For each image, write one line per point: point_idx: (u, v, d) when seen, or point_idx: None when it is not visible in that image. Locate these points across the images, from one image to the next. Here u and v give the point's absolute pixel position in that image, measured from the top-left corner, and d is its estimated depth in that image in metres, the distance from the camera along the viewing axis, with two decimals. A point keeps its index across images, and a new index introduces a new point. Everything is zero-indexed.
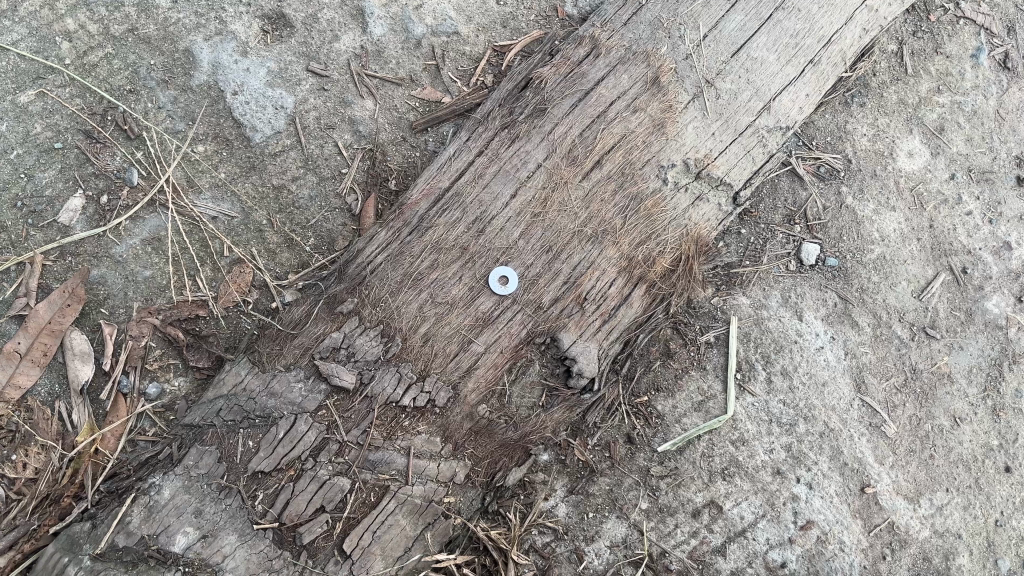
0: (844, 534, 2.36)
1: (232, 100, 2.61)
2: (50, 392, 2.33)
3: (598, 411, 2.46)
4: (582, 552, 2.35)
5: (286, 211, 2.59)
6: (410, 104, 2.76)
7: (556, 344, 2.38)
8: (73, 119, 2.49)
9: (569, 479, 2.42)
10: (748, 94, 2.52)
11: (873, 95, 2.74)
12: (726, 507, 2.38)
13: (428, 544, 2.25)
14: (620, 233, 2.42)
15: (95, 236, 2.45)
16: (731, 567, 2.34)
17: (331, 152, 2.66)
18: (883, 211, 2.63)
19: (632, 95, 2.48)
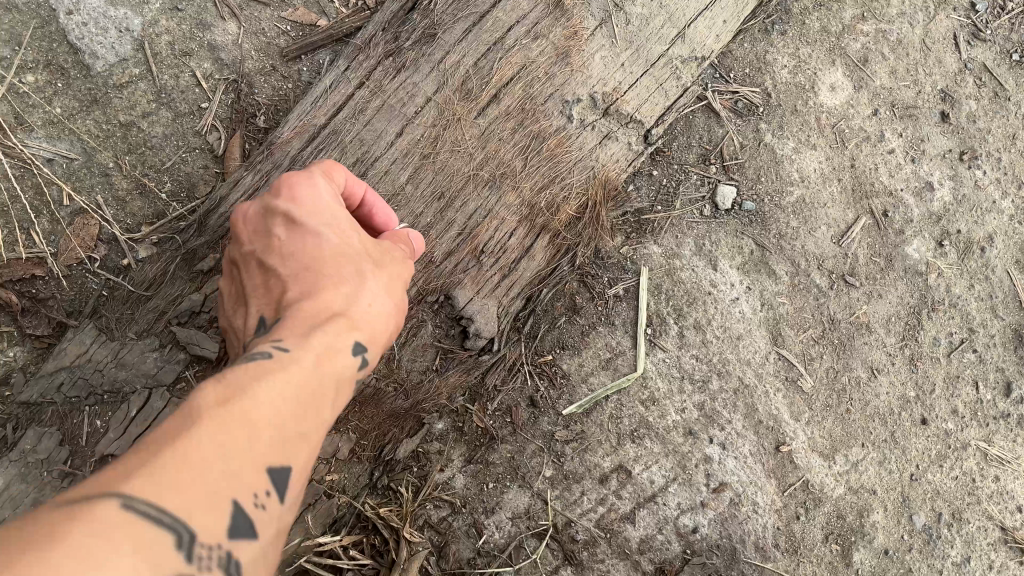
0: (757, 496, 2.26)
1: (66, 21, 2.19)
2: None
3: (499, 373, 2.23)
4: (482, 526, 2.17)
5: (136, 152, 2.23)
6: (279, 27, 2.42)
7: (450, 302, 2.16)
8: None
9: (466, 448, 2.20)
10: (661, 20, 2.27)
11: (795, 22, 2.52)
12: (636, 471, 2.23)
13: (308, 527, 2.05)
14: (519, 177, 2.18)
15: None
16: (640, 535, 2.21)
17: (188, 83, 2.30)
18: (803, 150, 2.45)
19: (533, 19, 2.19)
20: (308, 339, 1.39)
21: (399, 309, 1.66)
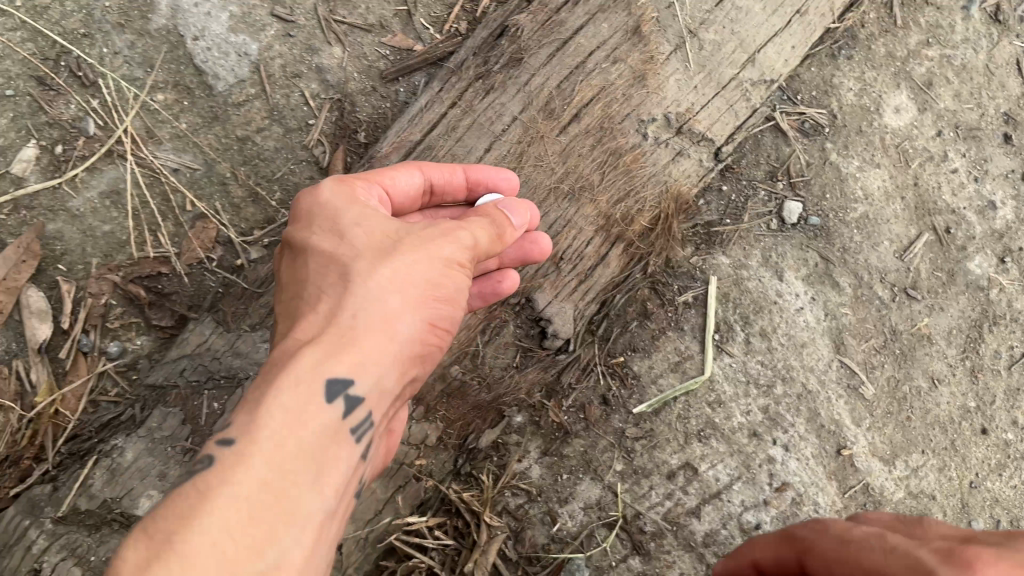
0: (819, 496, 2.36)
1: (193, 46, 2.51)
2: (7, 350, 2.31)
3: (573, 372, 2.40)
4: (556, 514, 2.32)
5: (250, 163, 2.50)
6: (379, 52, 2.63)
7: (530, 305, 2.35)
8: (25, 64, 2.44)
9: (542, 441, 2.36)
10: (732, 45, 2.43)
11: (861, 46, 2.65)
12: (701, 469, 2.37)
13: (398, 506, 2.25)
14: (597, 190, 2.35)
15: (49, 189, 2.40)
16: (704, 529, 2.34)
17: (297, 102, 2.55)
18: (867, 168, 2.58)
19: (613, 45, 2.36)
20: (271, 406, 1.40)
21: (391, 313, 1.62)
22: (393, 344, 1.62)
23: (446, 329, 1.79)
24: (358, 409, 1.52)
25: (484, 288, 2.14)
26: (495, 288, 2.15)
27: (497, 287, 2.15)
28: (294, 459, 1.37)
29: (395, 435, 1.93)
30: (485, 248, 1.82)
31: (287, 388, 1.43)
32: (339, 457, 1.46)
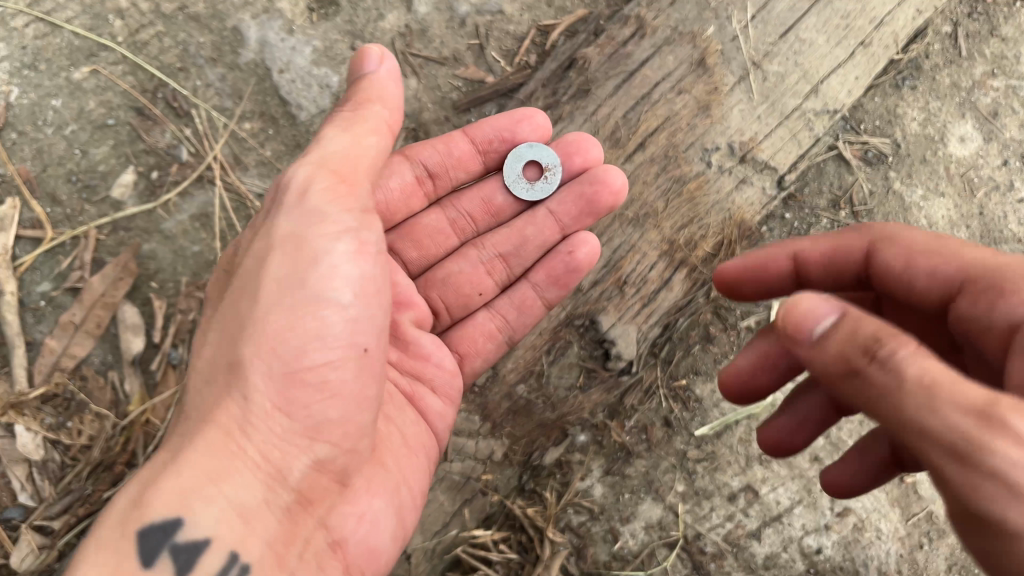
0: (880, 522, 2.40)
1: (279, 78, 2.68)
2: (103, 361, 2.50)
3: (636, 394, 2.46)
4: (618, 532, 2.38)
5: None
6: (453, 83, 2.74)
7: (594, 326, 2.38)
8: (125, 96, 2.63)
9: (605, 460, 2.44)
10: (796, 76, 2.48)
11: (925, 77, 2.68)
12: (762, 492, 2.41)
13: (465, 519, 2.32)
14: (661, 216, 2.41)
15: (145, 212, 2.59)
16: (765, 552, 2.38)
17: None
18: (931, 197, 2.62)
19: (678, 76, 2.43)
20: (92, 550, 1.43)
21: (225, 427, 1.61)
22: (234, 462, 1.58)
23: (314, 384, 1.68)
24: (202, 557, 1.47)
25: (555, 266, 2.17)
26: (568, 263, 2.16)
27: (571, 259, 2.16)
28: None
29: (343, 521, 1.76)
30: (325, 262, 1.72)
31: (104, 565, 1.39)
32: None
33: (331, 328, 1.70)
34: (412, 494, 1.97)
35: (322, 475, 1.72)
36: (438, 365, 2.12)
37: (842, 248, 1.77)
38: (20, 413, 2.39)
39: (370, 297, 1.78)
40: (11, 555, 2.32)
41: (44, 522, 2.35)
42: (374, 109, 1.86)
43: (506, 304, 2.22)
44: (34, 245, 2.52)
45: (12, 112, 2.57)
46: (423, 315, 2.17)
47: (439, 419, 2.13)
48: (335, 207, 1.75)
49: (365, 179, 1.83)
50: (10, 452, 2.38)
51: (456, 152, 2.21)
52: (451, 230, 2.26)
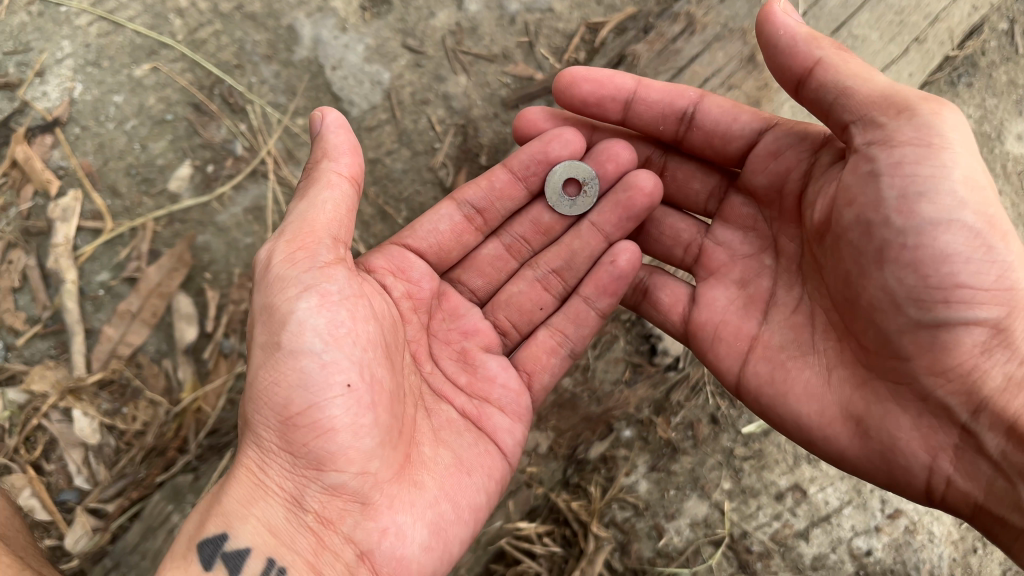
0: (933, 525, 2.36)
1: (332, 75, 2.74)
2: (158, 349, 2.56)
3: (682, 390, 2.46)
4: (663, 529, 2.35)
5: (380, 183, 2.68)
6: (502, 80, 2.77)
7: (641, 321, 2.42)
8: (183, 92, 2.69)
9: (650, 456, 2.43)
10: None
11: (981, 74, 2.68)
12: (810, 491, 2.38)
13: (509, 511, 2.35)
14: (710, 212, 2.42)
15: (201, 204, 2.66)
16: (814, 553, 2.32)
17: (424, 127, 2.72)
18: None
19: (727, 72, 2.43)
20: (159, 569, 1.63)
21: (248, 466, 1.68)
22: (259, 490, 1.65)
23: (307, 423, 1.63)
24: (245, 564, 1.58)
25: (601, 276, 2.08)
26: (614, 272, 2.07)
27: (616, 268, 2.06)
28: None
29: (371, 535, 1.68)
30: (290, 316, 1.65)
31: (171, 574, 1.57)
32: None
33: (308, 376, 1.62)
34: (458, 508, 1.82)
35: (334, 496, 1.67)
36: (502, 383, 2.07)
37: (678, 92, 2.09)
38: (77, 398, 2.47)
39: (348, 336, 1.69)
40: (66, 537, 2.39)
41: (98, 505, 2.42)
42: (326, 168, 1.79)
43: (562, 318, 2.15)
44: (94, 236, 2.59)
45: (75, 108, 2.64)
46: (491, 341, 2.14)
47: (507, 435, 2.02)
48: (291, 270, 1.69)
49: (322, 236, 1.73)
50: (68, 436, 2.45)
51: (498, 185, 2.16)
52: (507, 254, 2.23)
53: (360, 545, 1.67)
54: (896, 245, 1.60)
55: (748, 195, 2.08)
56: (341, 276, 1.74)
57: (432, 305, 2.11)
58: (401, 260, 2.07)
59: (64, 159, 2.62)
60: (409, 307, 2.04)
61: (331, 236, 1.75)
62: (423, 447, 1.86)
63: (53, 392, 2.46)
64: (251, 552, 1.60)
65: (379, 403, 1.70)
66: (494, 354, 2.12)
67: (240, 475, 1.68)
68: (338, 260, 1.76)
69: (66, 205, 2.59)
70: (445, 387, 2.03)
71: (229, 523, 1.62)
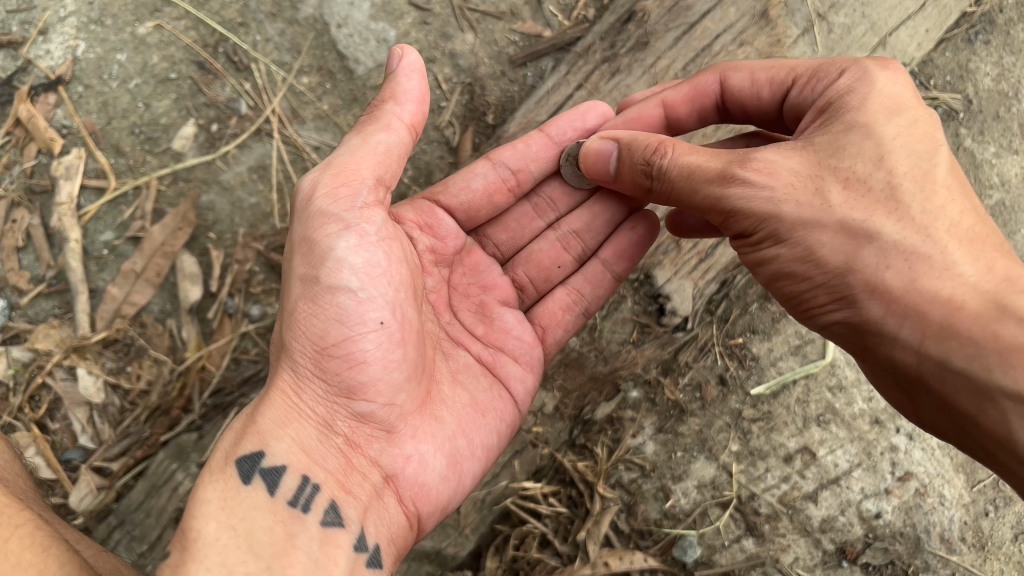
0: (944, 488, 2.34)
1: (337, 33, 2.70)
2: (162, 309, 2.54)
3: (691, 351, 2.41)
4: (669, 491, 2.33)
5: None
6: (510, 37, 2.73)
7: (648, 281, 2.35)
8: (187, 50, 2.66)
9: (658, 418, 2.40)
10: (863, 28, 2.39)
11: (999, 32, 2.65)
12: (820, 453, 2.35)
13: (515, 471, 2.33)
14: None
15: (205, 163, 2.63)
16: (822, 514, 2.31)
17: (431, 85, 2.69)
18: (1003, 155, 2.60)
19: (739, 29, 2.32)
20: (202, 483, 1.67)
21: (282, 389, 1.75)
22: (293, 412, 1.73)
23: (341, 354, 1.74)
24: (282, 481, 1.64)
25: (620, 242, 2.15)
26: (634, 238, 2.14)
27: (635, 236, 2.14)
28: (226, 540, 1.49)
29: (395, 461, 1.81)
30: (330, 251, 1.73)
31: (214, 494, 1.57)
32: (286, 536, 1.57)
33: (344, 310, 1.73)
34: (472, 445, 1.95)
35: (363, 422, 1.79)
36: (517, 336, 2.14)
37: (696, 84, 2.00)
38: (82, 356, 2.46)
39: (383, 275, 1.79)
40: (71, 495, 2.39)
41: (103, 464, 2.42)
42: (390, 111, 1.79)
43: (580, 279, 2.18)
44: (98, 195, 2.57)
45: (78, 66, 2.61)
46: (507, 296, 2.18)
47: (518, 384, 2.11)
48: (333, 207, 1.74)
49: (367, 176, 1.77)
50: (73, 395, 2.44)
51: (533, 149, 2.09)
52: (533, 212, 2.19)
53: (385, 470, 1.80)
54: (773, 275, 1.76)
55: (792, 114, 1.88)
56: (380, 218, 1.81)
57: (454, 259, 2.13)
58: (430, 216, 2.07)
59: (67, 118, 2.59)
60: (431, 260, 2.07)
61: (376, 177, 1.79)
62: (445, 386, 1.97)
63: (58, 349, 2.46)
64: (286, 469, 1.66)
65: (408, 340, 1.82)
66: (510, 308, 2.17)
67: (275, 397, 1.74)
68: (378, 202, 1.81)
69: (69, 163, 2.57)
70: (461, 336, 2.09)
71: (264, 442, 1.68)
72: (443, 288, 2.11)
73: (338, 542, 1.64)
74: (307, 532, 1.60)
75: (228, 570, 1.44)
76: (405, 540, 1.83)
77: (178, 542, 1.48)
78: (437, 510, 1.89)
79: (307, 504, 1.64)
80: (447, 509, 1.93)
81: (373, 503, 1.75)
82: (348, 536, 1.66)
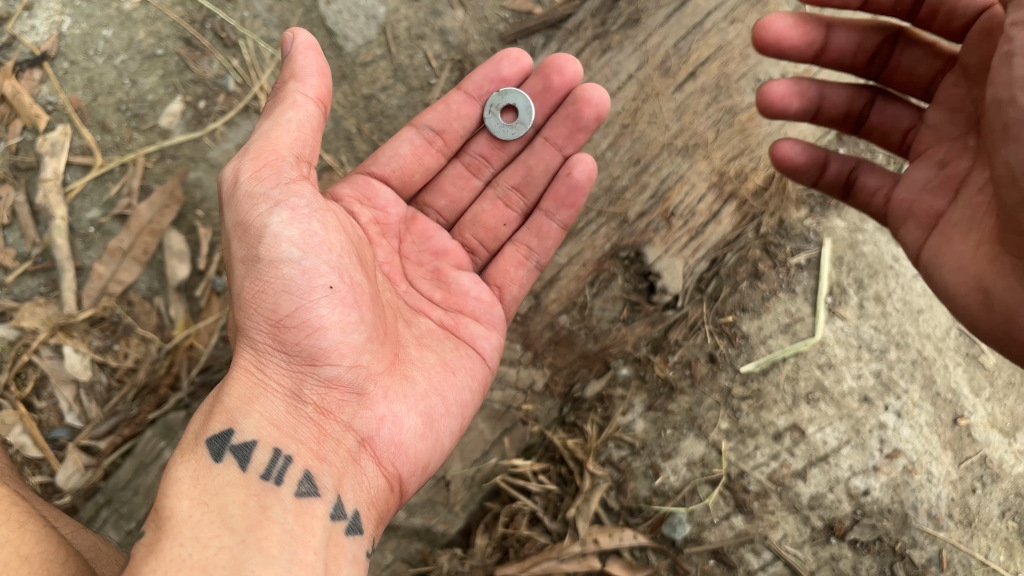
0: (932, 465, 2.32)
1: (325, 9, 2.66)
2: (150, 287, 2.52)
3: (681, 329, 2.42)
4: (659, 468, 2.33)
5: (375, 120, 2.64)
6: (501, 14, 2.70)
7: (639, 259, 2.37)
8: (174, 26, 2.63)
9: (648, 396, 2.41)
10: (854, 6, 2.39)
11: None
12: (809, 431, 2.33)
13: (505, 449, 2.38)
14: (711, 146, 2.36)
15: (192, 140, 2.61)
16: (811, 492, 2.29)
17: (420, 62, 2.67)
18: None
19: (730, 5, 2.32)
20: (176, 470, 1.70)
21: (245, 368, 1.76)
22: (257, 389, 1.74)
23: (296, 324, 1.73)
24: (252, 456, 1.66)
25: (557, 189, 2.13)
26: (570, 184, 2.11)
27: (571, 180, 2.11)
28: (200, 516, 1.52)
29: (370, 423, 1.82)
30: (265, 227, 1.70)
31: (185, 473, 1.60)
32: (260, 510, 1.59)
33: (291, 281, 1.71)
34: (447, 403, 1.97)
35: (331, 387, 1.79)
36: (475, 296, 2.14)
37: None
38: (68, 335, 2.43)
39: (323, 242, 1.77)
40: (57, 473, 2.37)
41: (90, 442, 2.41)
42: (292, 88, 1.78)
43: (526, 233, 2.18)
44: (83, 172, 2.54)
45: (64, 42, 2.58)
46: (461, 260, 2.18)
47: (484, 340, 2.11)
48: (259, 186, 1.72)
49: (285, 154, 1.75)
50: (59, 373, 2.42)
51: (454, 107, 2.17)
52: (468, 172, 2.25)
53: (358, 434, 1.80)
54: (1017, 120, 1.33)
55: (962, 72, 1.70)
56: (308, 190, 1.78)
57: (401, 228, 2.15)
58: (366, 187, 2.11)
59: (53, 94, 2.56)
60: (378, 232, 2.09)
61: (297, 152, 1.78)
62: (409, 349, 1.98)
63: (43, 328, 2.43)
64: (256, 445, 1.67)
65: (362, 302, 1.82)
66: (466, 270, 2.18)
67: (238, 377, 1.75)
68: (303, 176, 1.79)
69: (54, 139, 2.54)
70: (421, 303, 2.11)
71: (232, 419, 1.69)
72: (396, 258, 2.13)
73: (315, 512, 1.65)
74: (280, 503, 1.62)
75: (202, 544, 1.47)
76: (390, 503, 1.85)
77: (153, 521, 1.51)
78: (421, 470, 1.91)
79: (280, 476, 1.66)
80: (432, 469, 1.95)
81: (349, 469, 1.76)
82: (325, 505, 1.68)
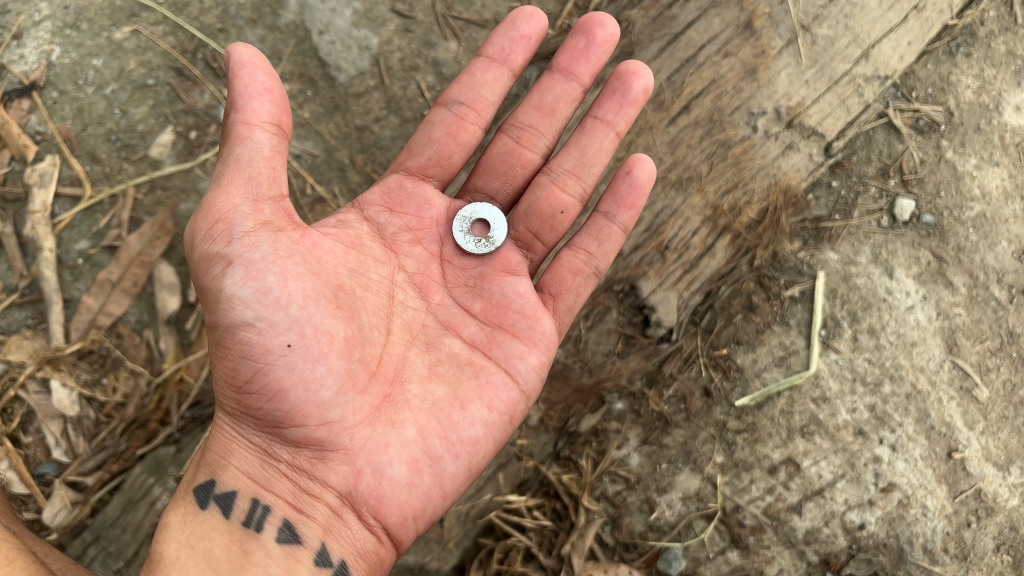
0: (927, 499, 2.32)
1: (318, 40, 2.66)
2: (139, 320, 2.49)
3: (675, 362, 2.43)
4: (654, 503, 2.34)
5: (368, 151, 2.65)
6: None
7: (634, 292, 2.36)
8: (165, 56, 2.62)
9: (642, 430, 2.40)
10: (847, 41, 2.38)
11: (979, 45, 2.67)
12: (804, 465, 2.33)
13: (499, 484, 2.35)
14: (704, 179, 2.34)
15: (183, 171, 2.59)
16: (807, 526, 2.30)
17: (413, 94, 2.67)
18: (984, 167, 2.61)
19: (724, 39, 2.31)
20: None
21: (223, 423, 1.83)
22: (235, 443, 1.80)
23: (257, 388, 1.72)
24: (234, 505, 1.75)
25: (618, 187, 2.11)
26: (631, 181, 2.10)
27: (632, 178, 2.10)
28: (186, 558, 1.64)
29: (346, 479, 1.77)
30: (221, 291, 1.70)
31: (174, 519, 1.73)
32: (243, 554, 1.69)
33: (247, 345, 1.70)
34: (449, 443, 1.86)
35: (301, 447, 1.77)
36: (517, 309, 2.03)
37: None
38: (55, 368, 2.39)
39: (282, 295, 1.72)
40: (44, 510, 2.34)
41: (77, 478, 2.37)
42: (235, 121, 1.72)
43: (585, 237, 2.14)
44: (72, 203, 2.51)
45: (53, 71, 2.54)
46: (511, 266, 2.09)
47: (519, 361, 1.99)
48: (213, 247, 1.71)
49: (232, 206, 1.71)
50: (46, 408, 2.38)
51: (482, 76, 2.12)
52: (519, 147, 2.19)
53: (337, 489, 1.78)
54: None
55: None
56: (266, 240, 1.73)
57: (439, 232, 2.08)
58: (396, 192, 2.05)
59: (41, 124, 2.52)
60: (408, 240, 2.03)
61: (248, 197, 1.73)
62: (412, 385, 1.88)
63: (31, 362, 2.39)
64: (238, 494, 1.76)
65: (331, 352, 1.75)
66: (517, 276, 2.08)
67: (218, 431, 1.83)
68: (261, 225, 1.73)
69: (43, 170, 2.51)
70: (454, 318, 2.01)
71: (215, 471, 1.79)
72: (433, 263, 2.05)
73: (299, 559, 1.72)
74: (262, 549, 1.71)
75: None
76: (384, 552, 1.84)
77: (147, 565, 1.64)
78: (414, 518, 1.84)
79: (260, 523, 1.74)
80: (430, 514, 1.87)
81: (333, 522, 1.77)
82: (308, 553, 1.73)
